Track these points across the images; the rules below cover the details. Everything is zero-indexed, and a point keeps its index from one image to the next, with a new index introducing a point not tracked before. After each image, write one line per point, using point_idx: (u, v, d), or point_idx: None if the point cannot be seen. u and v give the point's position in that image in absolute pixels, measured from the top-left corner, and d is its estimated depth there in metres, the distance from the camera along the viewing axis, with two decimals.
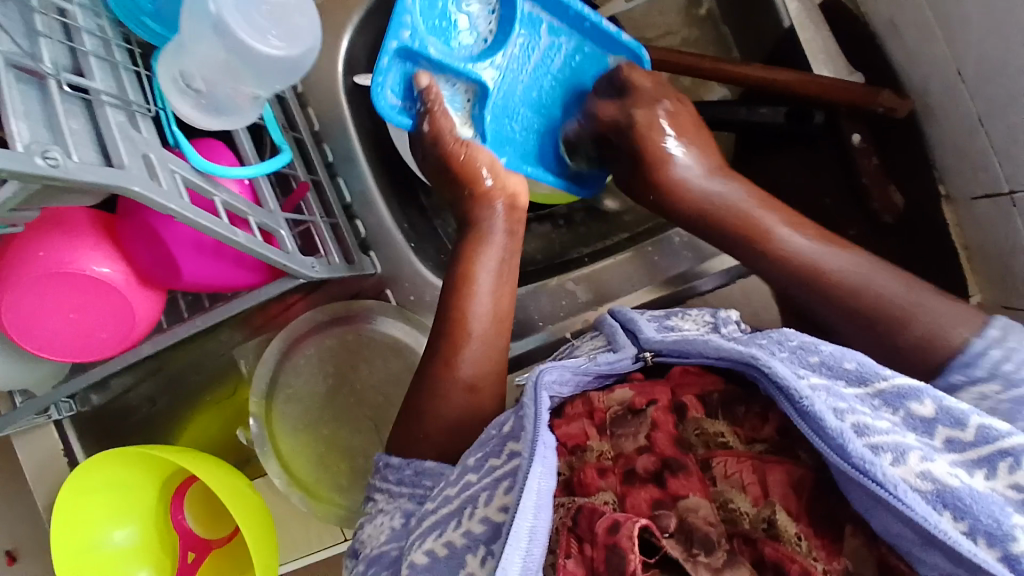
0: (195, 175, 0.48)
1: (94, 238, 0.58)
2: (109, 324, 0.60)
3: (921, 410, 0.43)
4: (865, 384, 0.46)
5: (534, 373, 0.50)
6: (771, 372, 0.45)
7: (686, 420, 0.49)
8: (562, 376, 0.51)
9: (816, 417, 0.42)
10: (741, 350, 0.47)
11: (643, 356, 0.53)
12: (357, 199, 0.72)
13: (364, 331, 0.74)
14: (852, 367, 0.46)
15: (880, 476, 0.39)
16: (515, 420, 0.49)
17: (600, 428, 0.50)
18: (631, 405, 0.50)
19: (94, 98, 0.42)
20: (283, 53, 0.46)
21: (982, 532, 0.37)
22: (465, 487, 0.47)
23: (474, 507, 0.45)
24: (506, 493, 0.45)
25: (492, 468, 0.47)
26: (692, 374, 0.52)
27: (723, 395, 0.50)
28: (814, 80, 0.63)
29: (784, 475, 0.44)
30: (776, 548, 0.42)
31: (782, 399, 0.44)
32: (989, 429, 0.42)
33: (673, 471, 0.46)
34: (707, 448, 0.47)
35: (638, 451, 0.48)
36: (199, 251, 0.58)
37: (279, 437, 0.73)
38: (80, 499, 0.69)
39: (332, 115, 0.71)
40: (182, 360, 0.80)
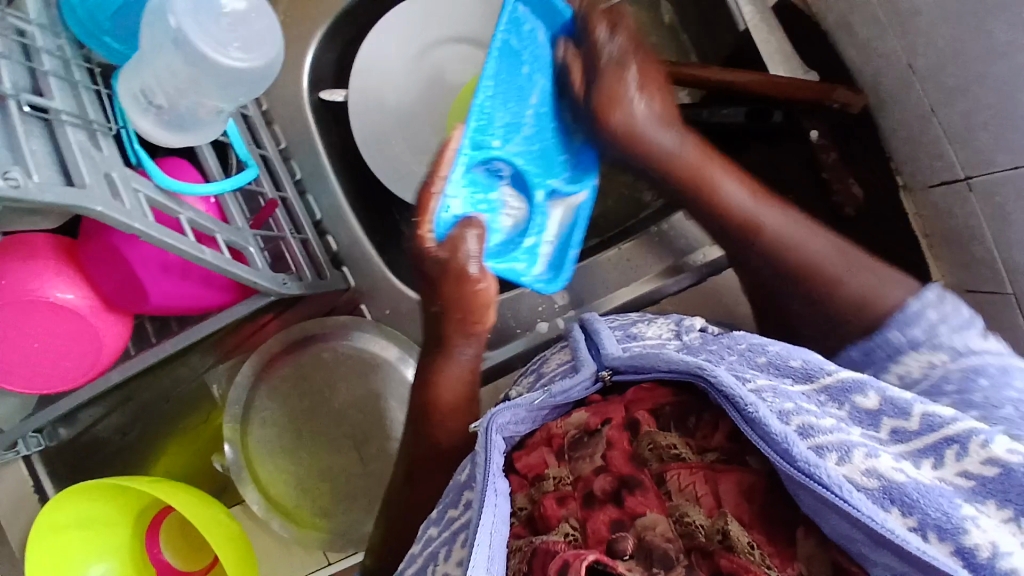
0: (158, 192, 0.48)
1: (55, 263, 0.57)
2: (75, 351, 0.59)
3: (865, 402, 0.42)
4: (811, 380, 0.45)
5: (485, 417, 0.45)
6: (716, 380, 0.41)
7: (640, 436, 0.46)
8: (515, 416, 0.46)
9: (761, 422, 0.38)
10: (688, 360, 0.43)
11: (601, 376, 0.49)
12: (327, 215, 0.71)
13: (341, 348, 0.73)
14: (799, 365, 0.46)
15: (828, 478, 0.36)
16: (468, 468, 0.46)
17: (558, 454, 0.47)
18: (586, 427, 0.47)
19: (54, 118, 0.42)
20: (245, 63, 0.46)
21: (931, 527, 0.35)
22: (427, 543, 0.45)
23: (434, 564, 0.43)
24: (462, 545, 0.42)
25: (450, 520, 0.45)
26: (644, 390, 0.48)
27: (676, 407, 0.47)
28: (771, 80, 0.64)
29: (735, 483, 0.42)
30: (731, 559, 0.39)
31: (727, 405, 0.41)
32: (932, 417, 0.40)
33: (630, 489, 0.43)
34: (661, 462, 0.44)
35: (595, 472, 0.45)
36: (164, 271, 0.57)
37: (256, 461, 0.72)
38: (53, 538, 0.67)
39: (299, 131, 0.71)
40: (152, 388, 0.77)
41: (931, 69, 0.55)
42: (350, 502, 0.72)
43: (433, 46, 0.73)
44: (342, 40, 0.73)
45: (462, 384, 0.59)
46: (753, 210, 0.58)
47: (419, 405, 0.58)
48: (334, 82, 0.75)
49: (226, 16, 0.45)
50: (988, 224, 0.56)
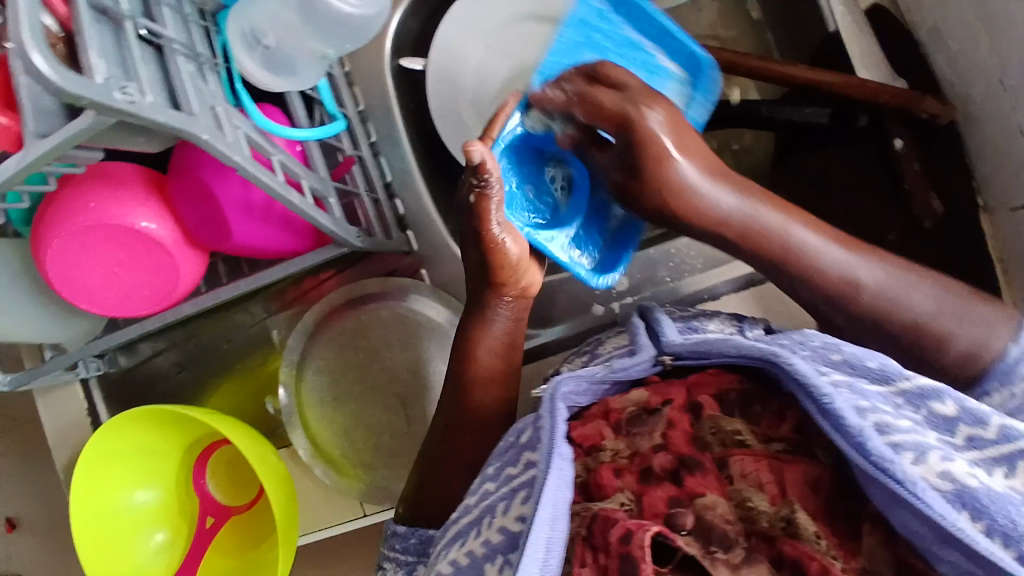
0: (255, 132, 0.49)
1: (145, 195, 0.59)
2: (152, 282, 0.61)
3: (942, 409, 0.42)
4: (889, 383, 0.44)
5: (551, 384, 0.48)
6: (795, 370, 0.42)
7: (702, 418, 0.46)
8: (578, 386, 0.48)
9: (836, 414, 0.39)
10: (762, 347, 0.44)
11: (662, 360, 0.49)
12: (397, 178, 0.72)
13: (398, 309, 0.74)
14: (875, 366, 0.45)
15: (903, 475, 0.37)
16: (531, 431, 0.48)
17: (615, 428, 0.47)
18: (646, 406, 0.48)
19: (166, 46, 0.43)
20: (353, 10, 0.47)
21: (999, 532, 0.36)
22: (483, 496, 0.46)
23: (492, 516, 0.44)
24: (522, 502, 0.43)
25: (509, 476, 0.46)
26: (708, 375, 0.49)
27: (741, 394, 0.47)
28: (857, 83, 0.64)
29: (800, 474, 0.42)
30: (796, 547, 0.40)
31: (804, 397, 0.41)
32: (1010, 429, 0.40)
33: (690, 470, 0.43)
34: (724, 447, 0.44)
35: (654, 450, 0.45)
36: (248, 213, 0.58)
37: (307, 407, 0.74)
38: (108, 458, 0.69)
39: (379, 93, 0.72)
40: (210, 330, 0.80)
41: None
42: (394, 460, 0.73)
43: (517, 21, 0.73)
44: (427, 8, 0.75)
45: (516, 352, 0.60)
46: (850, 267, 0.51)
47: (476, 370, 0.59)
48: (415, 49, 0.76)
49: None
50: None
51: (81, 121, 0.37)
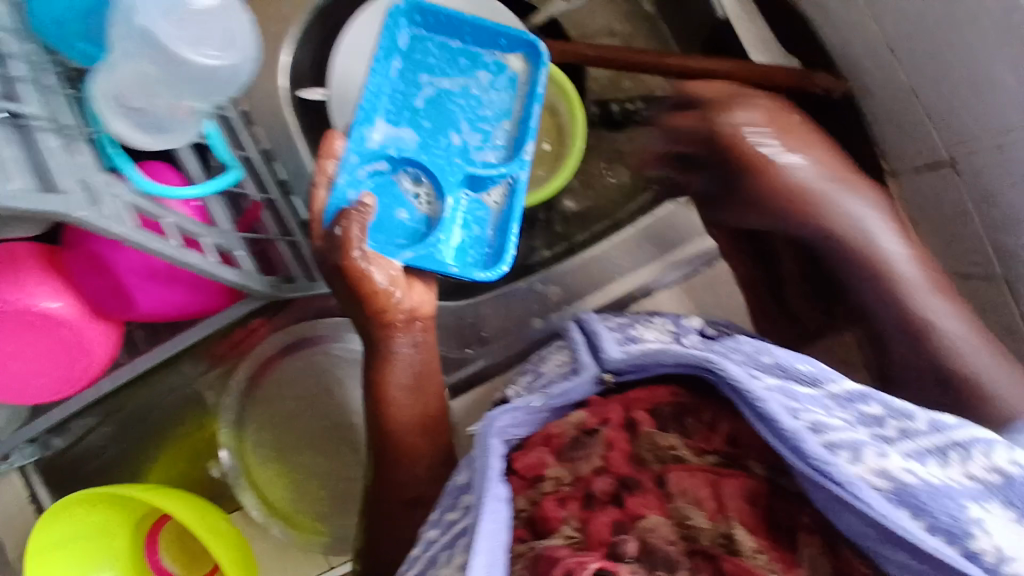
0: (140, 197, 0.47)
1: (41, 274, 0.56)
2: (64, 361, 0.59)
3: (869, 409, 0.42)
4: (819, 384, 0.44)
5: (483, 417, 0.44)
6: (729, 376, 0.41)
7: (639, 436, 0.46)
8: (516, 418, 0.44)
9: (773, 418, 0.38)
10: (694, 354, 0.42)
11: (604, 378, 0.48)
12: (314, 216, 0.68)
13: (333, 351, 0.72)
14: (805, 369, 0.45)
15: (839, 475, 0.36)
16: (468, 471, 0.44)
17: (558, 453, 0.45)
18: (584, 426, 0.46)
19: (27, 125, 0.41)
20: (217, 60, 0.45)
21: (942, 530, 0.35)
22: (428, 546, 0.43)
23: (434, 567, 0.40)
24: (462, 552, 0.38)
25: (451, 523, 0.42)
26: (644, 390, 0.48)
27: (675, 407, 0.47)
28: (753, 69, 0.65)
29: (737, 488, 0.42)
30: (736, 564, 0.39)
31: (741, 404, 0.40)
32: (940, 422, 0.41)
33: (630, 490, 0.43)
34: (662, 463, 0.44)
35: (595, 473, 0.44)
36: (153, 278, 0.56)
37: (251, 466, 0.71)
38: (51, 551, 0.66)
39: (282, 134, 0.70)
40: (141, 398, 0.76)
41: (914, 49, 0.56)
42: (347, 506, 0.72)
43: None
44: (323, 39, 0.73)
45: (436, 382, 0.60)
46: (958, 338, 0.52)
47: (413, 406, 0.58)
48: (317, 83, 0.74)
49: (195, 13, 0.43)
50: (974, 205, 0.56)
51: None
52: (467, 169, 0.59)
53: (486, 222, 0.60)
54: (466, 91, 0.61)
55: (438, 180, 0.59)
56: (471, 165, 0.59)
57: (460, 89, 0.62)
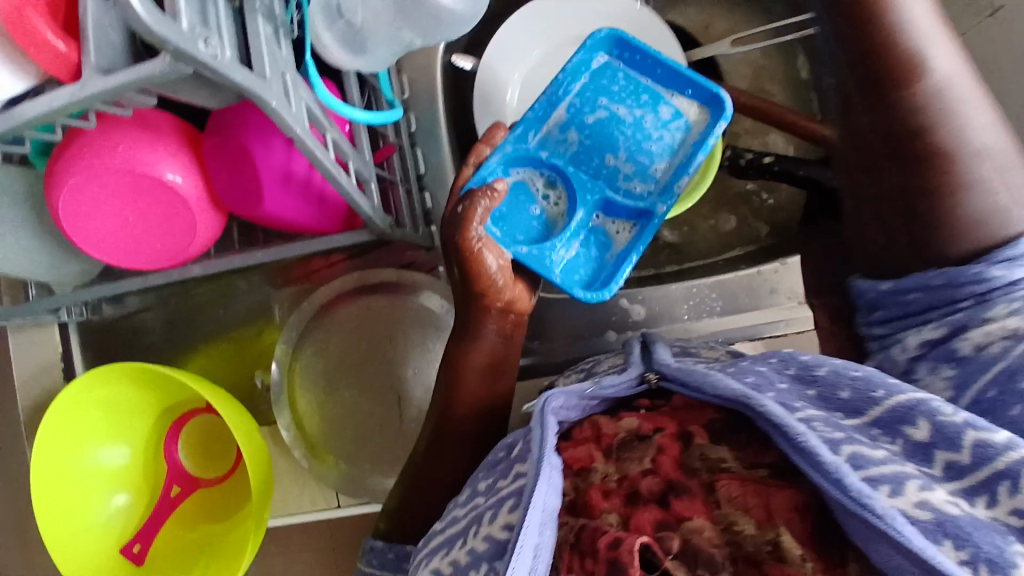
0: (316, 104, 0.48)
1: (176, 146, 0.56)
2: (165, 236, 0.58)
3: (915, 434, 0.41)
4: (860, 414, 0.44)
5: (541, 397, 0.48)
6: (769, 413, 0.41)
7: (691, 446, 0.46)
8: (568, 401, 0.49)
9: (811, 451, 0.39)
10: (732, 388, 0.43)
11: (647, 379, 0.51)
12: (430, 172, 0.71)
13: (408, 303, 0.72)
14: (847, 396, 0.45)
15: (880, 508, 0.36)
16: (524, 446, 0.47)
17: (606, 451, 0.47)
18: (638, 432, 0.47)
19: (248, 3, 0.41)
20: (453, 7, 0.45)
21: (984, 561, 0.34)
22: (474, 509, 0.46)
23: (479, 525, 0.43)
24: (510, 511, 0.42)
25: (499, 488, 0.46)
26: (692, 409, 0.49)
27: (727, 423, 0.47)
28: None
29: (787, 499, 0.42)
30: (781, 571, 0.39)
31: (777, 436, 0.41)
32: (987, 447, 0.39)
33: (678, 494, 0.43)
34: (712, 473, 0.44)
35: (643, 474, 0.45)
36: (284, 184, 0.56)
37: (297, 389, 0.72)
38: (78, 412, 0.66)
39: (424, 84, 0.71)
40: (206, 292, 0.77)
41: None
42: (375, 454, 0.72)
43: (575, 41, 0.74)
44: None
45: (513, 351, 0.62)
46: None
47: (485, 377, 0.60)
48: (466, 49, 0.75)
49: None
50: None
51: (155, 63, 0.35)
52: (607, 196, 0.62)
53: (607, 248, 0.63)
54: (638, 123, 0.63)
55: (573, 190, 0.63)
56: (609, 191, 0.63)
57: (631, 119, 0.64)
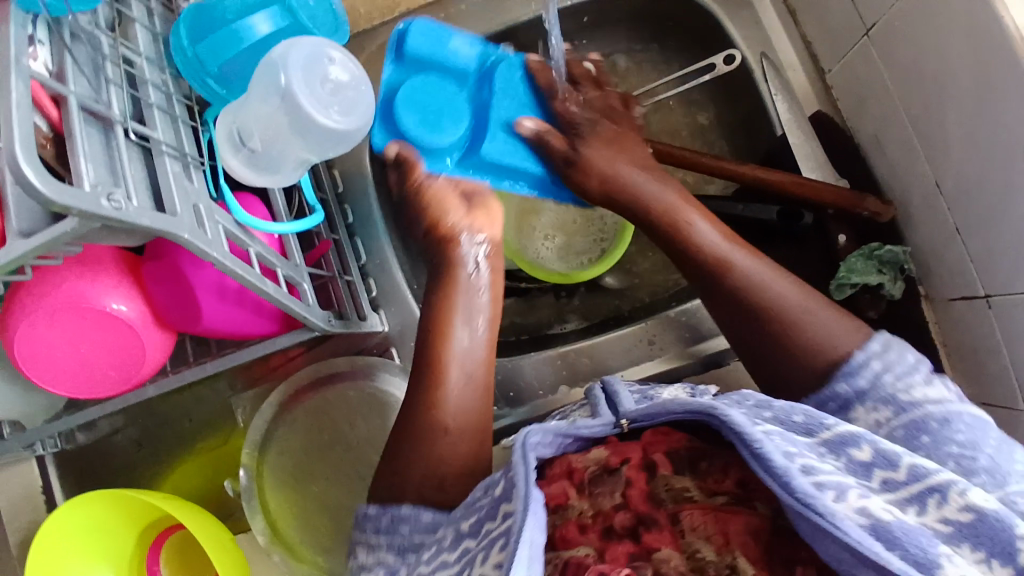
0: (235, 226, 0.51)
1: (117, 276, 0.59)
2: (117, 362, 0.61)
3: (860, 455, 0.43)
4: (812, 434, 0.45)
5: (518, 434, 0.46)
6: (732, 422, 0.41)
7: (656, 476, 0.46)
8: (544, 438, 0.46)
9: (767, 458, 0.40)
10: (698, 401, 0.43)
11: (620, 424, 0.48)
12: (371, 259, 0.75)
13: (365, 388, 0.74)
14: (800, 419, 0.46)
15: (824, 507, 0.38)
16: (504, 482, 0.45)
17: (579, 487, 0.46)
18: (606, 464, 0.47)
19: (154, 148, 0.45)
20: (340, 127, 0.48)
21: (912, 562, 0.37)
22: (462, 553, 0.45)
23: (472, 567, 0.42)
24: (500, 551, 0.41)
25: (488, 531, 0.44)
26: (660, 432, 0.48)
27: (690, 450, 0.47)
28: (805, 182, 0.66)
29: (742, 524, 0.43)
30: None
31: (738, 443, 0.41)
32: (919, 467, 0.42)
33: (647, 527, 0.44)
34: (676, 502, 0.45)
35: (614, 509, 0.45)
36: (221, 297, 0.59)
37: (267, 491, 0.73)
38: (57, 543, 0.66)
39: (358, 179, 0.76)
40: (174, 405, 0.79)
41: (960, 192, 0.58)
42: (353, 545, 0.72)
43: None
44: None
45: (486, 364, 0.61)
46: None
47: None
48: None
49: (331, 82, 0.48)
50: (1007, 344, 0.58)
51: (67, 223, 0.38)
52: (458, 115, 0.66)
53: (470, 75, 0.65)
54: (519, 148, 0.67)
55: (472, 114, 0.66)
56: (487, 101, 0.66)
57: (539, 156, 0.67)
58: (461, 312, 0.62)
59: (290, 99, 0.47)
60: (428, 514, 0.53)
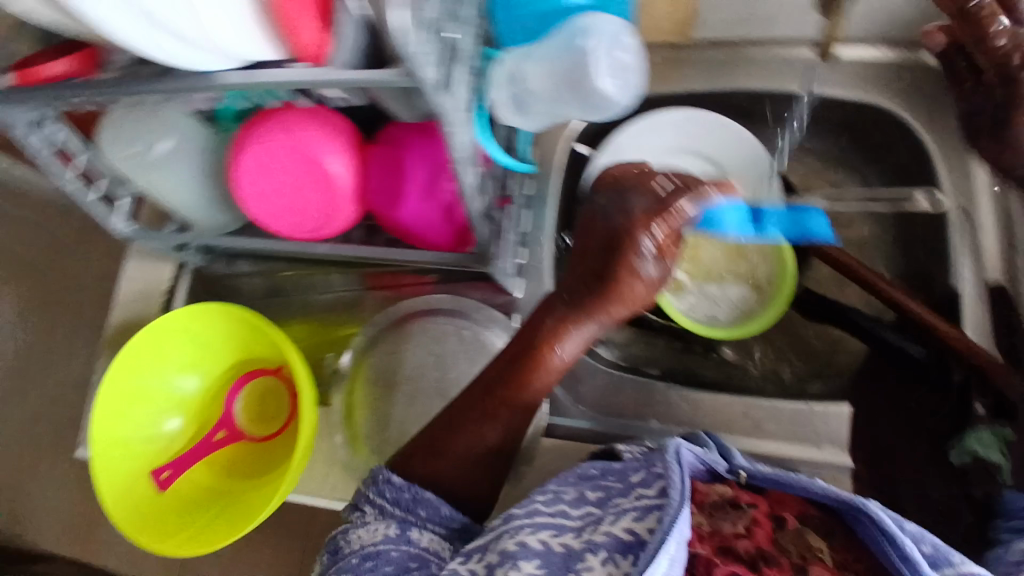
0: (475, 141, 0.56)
1: (347, 146, 0.66)
2: (311, 214, 0.68)
3: None
4: (931, 564, 0.47)
5: (670, 446, 0.53)
6: (878, 519, 0.46)
7: (784, 528, 0.52)
8: (689, 457, 0.54)
9: (913, 561, 0.44)
10: (851, 494, 0.46)
11: (737, 472, 0.54)
12: (532, 231, 0.80)
13: (478, 335, 0.78)
14: (925, 547, 0.47)
15: None
16: (646, 473, 0.56)
17: (700, 506, 0.54)
18: (731, 499, 0.54)
19: (458, 50, 0.51)
20: (609, 97, 0.55)
21: None
22: (584, 511, 0.57)
23: (598, 524, 0.55)
24: (652, 521, 0.53)
25: (621, 506, 0.55)
26: (791, 496, 0.54)
27: (822, 519, 0.52)
28: (964, 338, 0.66)
29: None
30: None
31: (879, 536, 0.46)
32: None
33: (767, 562, 0.50)
34: (803, 557, 0.50)
35: (736, 535, 0.51)
36: (425, 197, 0.67)
37: (359, 382, 0.79)
38: (168, 339, 0.76)
39: (551, 159, 0.82)
40: (308, 276, 0.86)
41: None
42: None
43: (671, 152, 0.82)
44: (618, 116, 0.86)
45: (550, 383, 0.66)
46: None
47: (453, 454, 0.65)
48: (591, 139, 0.86)
49: (617, 59, 0.55)
50: None
51: (388, 73, 0.45)
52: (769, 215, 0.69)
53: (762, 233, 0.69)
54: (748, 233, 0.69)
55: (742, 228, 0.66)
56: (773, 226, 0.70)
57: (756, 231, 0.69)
58: (627, 271, 0.60)
59: (581, 60, 0.54)
60: (445, 507, 0.62)
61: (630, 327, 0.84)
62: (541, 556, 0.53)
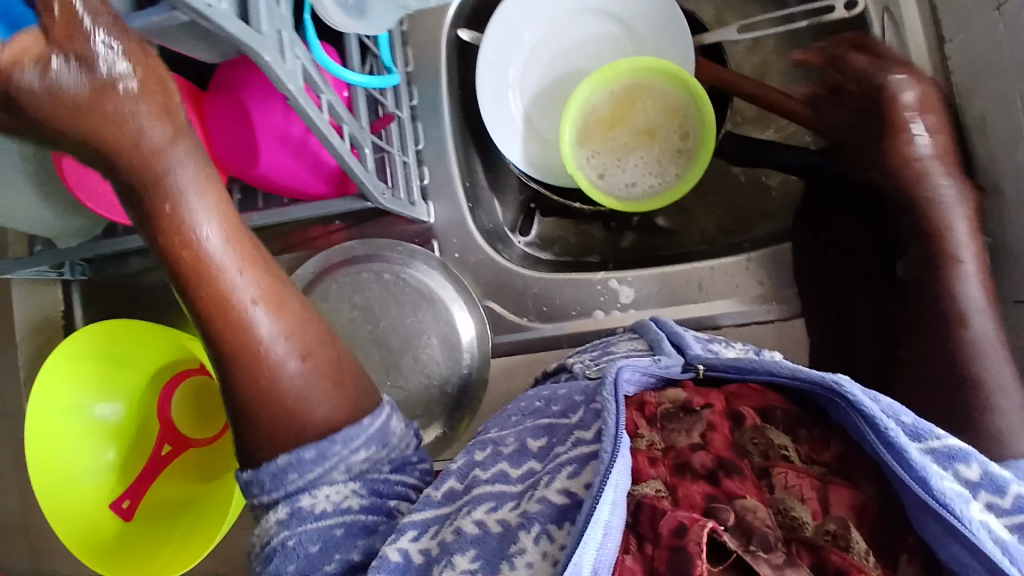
0: (311, 65, 0.48)
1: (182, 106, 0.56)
2: None
3: (967, 473, 0.40)
4: (920, 440, 0.41)
5: (609, 369, 0.45)
6: (856, 401, 0.39)
7: (744, 427, 0.45)
8: (632, 376, 0.45)
9: (902, 449, 0.38)
10: (823, 372, 0.40)
11: (694, 368, 0.47)
12: (430, 147, 0.72)
13: (400, 274, 0.72)
14: (909, 421, 0.41)
15: (961, 511, 0.37)
16: (586, 411, 0.47)
17: (650, 420, 0.47)
18: (685, 404, 0.47)
19: None
20: None
21: None
22: (528, 474, 0.46)
23: (536, 490, 0.43)
24: (574, 475, 0.43)
25: (560, 454, 0.45)
26: (751, 388, 0.47)
27: (788, 412, 0.45)
28: None
29: (846, 497, 0.41)
30: (843, 557, 0.39)
31: (864, 426, 0.39)
32: None
33: (727, 472, 0.43)
34: (766, 458, 0.44)
35: (691, 447, 0.45)
36: (282, 145, 0.57)
37: None
38: (71, 363, 0.68)
39: (431, 60, 0.72)
40: None
41: None
42: None
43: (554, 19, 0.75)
44: None
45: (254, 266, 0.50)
46: None
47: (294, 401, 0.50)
48: (471, 24, 0.76)
49: None
50: None
51: None
52: None
53: None
54: None
55: None
56: None
57: None
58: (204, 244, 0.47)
59: None
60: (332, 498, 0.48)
61: (563, 221, 0.79)
62: (477, 544, 0.42)
